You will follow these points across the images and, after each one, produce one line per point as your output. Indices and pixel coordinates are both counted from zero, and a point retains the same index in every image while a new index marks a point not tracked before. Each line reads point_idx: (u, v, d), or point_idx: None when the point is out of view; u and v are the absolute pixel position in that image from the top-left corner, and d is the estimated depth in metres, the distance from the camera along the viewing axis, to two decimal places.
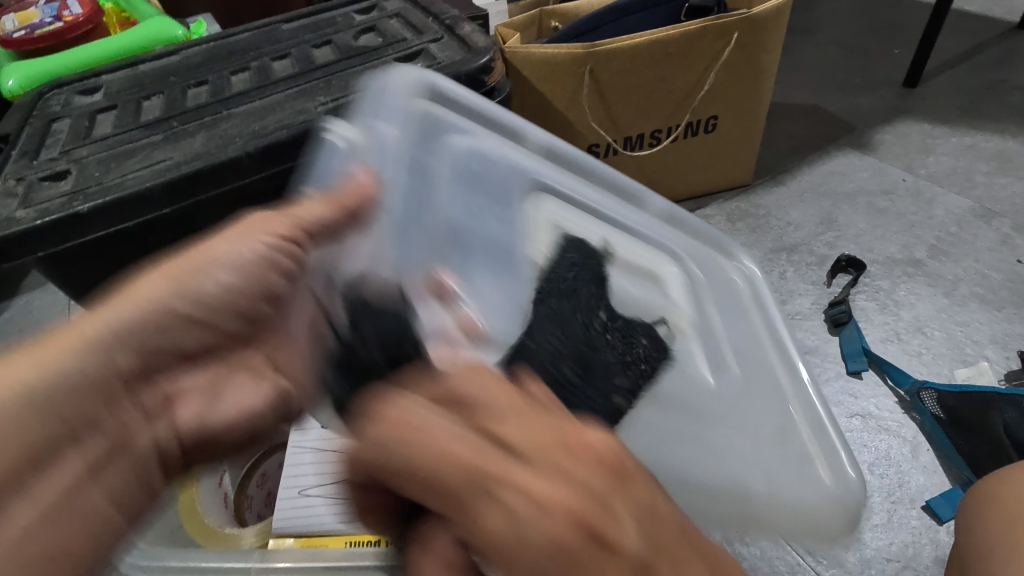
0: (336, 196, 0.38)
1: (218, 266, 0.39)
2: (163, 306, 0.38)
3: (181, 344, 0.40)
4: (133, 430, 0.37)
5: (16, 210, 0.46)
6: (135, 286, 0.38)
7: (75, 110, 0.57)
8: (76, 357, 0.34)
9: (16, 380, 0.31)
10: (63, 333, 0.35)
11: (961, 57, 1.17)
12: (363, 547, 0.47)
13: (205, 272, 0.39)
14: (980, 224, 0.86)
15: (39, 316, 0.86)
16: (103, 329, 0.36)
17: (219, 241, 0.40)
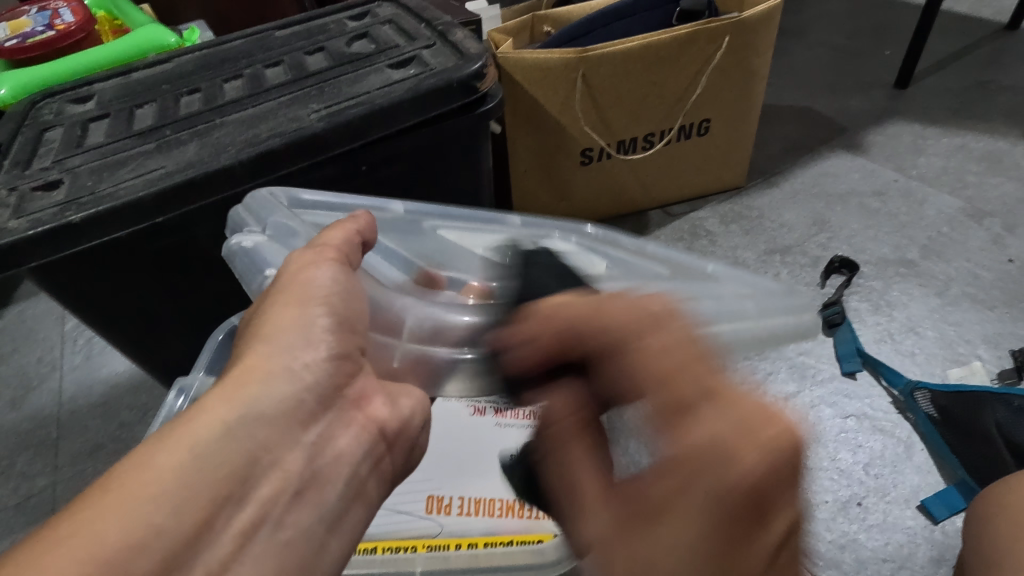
0: (346, 222, 0.37)
1: (322, 296, 0.32)
2: (307, 326, 0.31)
3: (329, 368, 0.31)
4: (327, 444, 0.30)
5: (8, 221, 0.46)
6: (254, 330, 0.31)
7: (67, 119, 0.57)
8: (244, 405, 0.28)
9: (195, 440, 0.26)
10: (232, 385, 0.28)
11: (951, 58, 1.17)
12: (358, 556, 0.47)
13: (310, 295, 0.32)
14: (971, 224, 0.87)
15: (33, 326, 0.85)
16: (260, 382, 0.28)
17: (303, 274, 0.33)
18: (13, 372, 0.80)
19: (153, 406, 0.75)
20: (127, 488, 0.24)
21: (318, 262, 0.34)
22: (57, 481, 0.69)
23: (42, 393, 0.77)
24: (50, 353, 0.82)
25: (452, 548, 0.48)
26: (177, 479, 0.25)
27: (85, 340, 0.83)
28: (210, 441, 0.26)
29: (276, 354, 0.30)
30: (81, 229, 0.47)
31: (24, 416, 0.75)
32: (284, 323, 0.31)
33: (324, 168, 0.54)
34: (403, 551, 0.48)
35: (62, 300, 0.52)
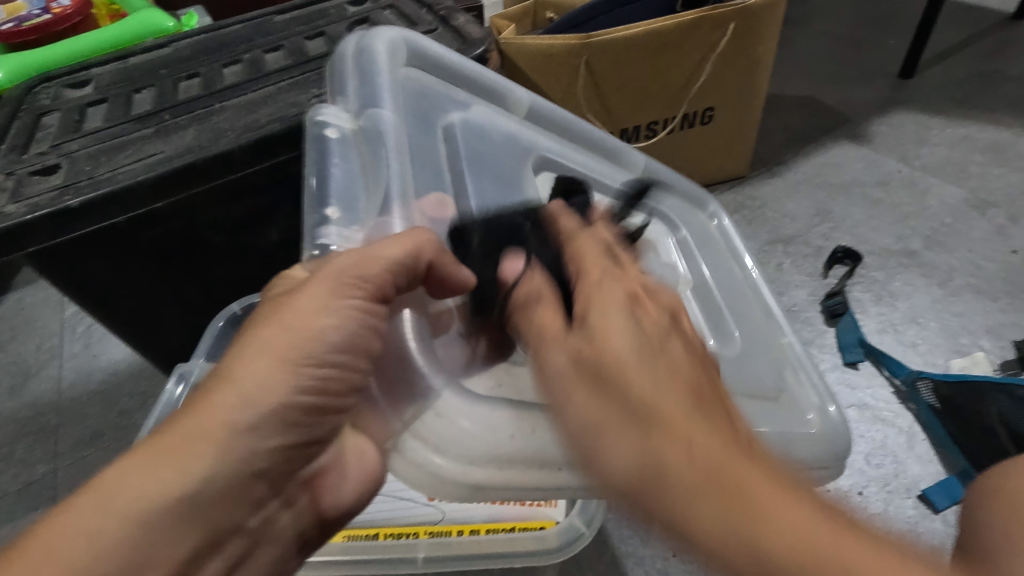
0: (406, 237, 0.35)
1: (315, 345, 0.33)
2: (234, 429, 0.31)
3: (261, 389, 0.32)
4: (268, 521, 0.35)
5: (6, 205, 0.49)
6: (209, 399, 0.32)
7: (64, 104, 0.62)
8: (208, 463, 0.31)
9: (148, 501, 0.29)
10: (180, 443, 0.31)
11: (957, 47, 1.17)
12: (361, 542, 0.50)
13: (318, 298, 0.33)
14: (975, 215, 0.88)
15: (32, 312, 0.88)
16: (191, 475, 0.30)
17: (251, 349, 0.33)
18: (11, 360, 0.83)
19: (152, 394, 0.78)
20: (110, 495, 0.29)
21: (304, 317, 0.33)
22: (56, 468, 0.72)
23: (41, 380, 0.81)
24: (49, 340, 0.85)
25: (454, 534, 0.50)
26: (157, 526, 0.29)
27: (83, 327, 0.86)
28: (225, 443, 0.31)
29: (188, 477, 0.30)
30: (78, 213, 0.50)
31: (23, 405, 0.78)
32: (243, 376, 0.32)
33: None
34: (405, 537, 0.50)
35: (58, 284, 0.55)
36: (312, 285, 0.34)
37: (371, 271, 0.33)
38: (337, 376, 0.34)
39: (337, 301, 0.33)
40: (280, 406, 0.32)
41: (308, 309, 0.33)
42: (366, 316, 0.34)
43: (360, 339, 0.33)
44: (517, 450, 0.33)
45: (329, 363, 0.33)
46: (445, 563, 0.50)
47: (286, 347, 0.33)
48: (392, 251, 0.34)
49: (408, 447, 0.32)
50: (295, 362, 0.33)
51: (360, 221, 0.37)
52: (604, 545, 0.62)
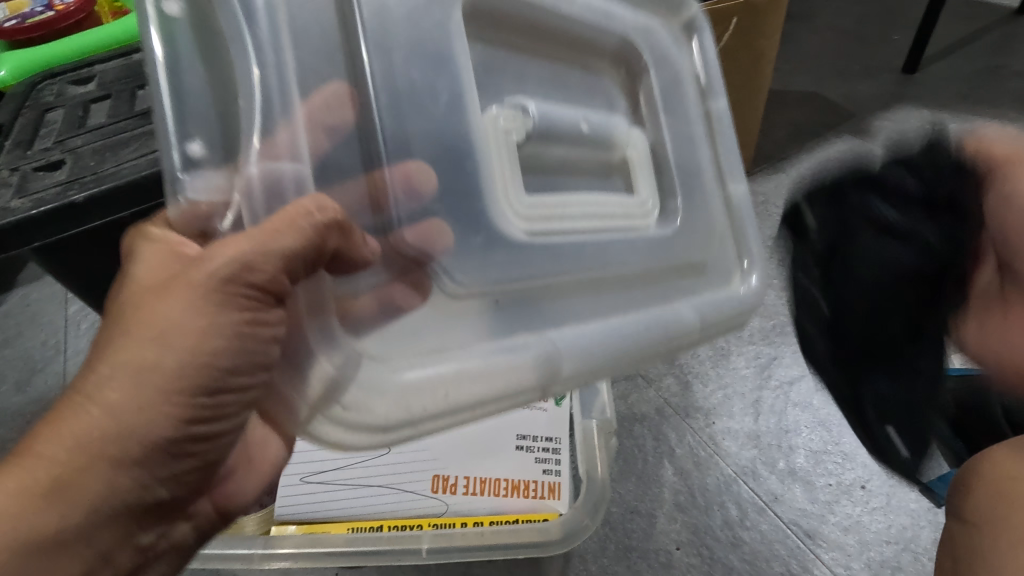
0: (291, 216, 0.31)
1: (175, 339, 0.33)
2: (122, 433, 0.33)
3: (140, 390, 0.33)
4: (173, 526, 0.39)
5: (11, 201, 0.49)
6: (84, 401, 0.33)
7: (68, 101, 0.62)
8: (88, 476, 0.33)
9: (56, 510, 0.33)
10: (54, 450, 0.33)
11: (961, 41, 1.17)
12: (365, 534, 0.51)
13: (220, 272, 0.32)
14: None
15: (37, 309, 0.89)
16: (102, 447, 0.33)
17: (134, 342, 0.33)
18: (17, 356, 0.83)
19: None
20: (9, 494, 0.32)
21: (189, 300, 0.33)
22: None
23: (47, 375, 0.81)
24: (54, 337, 0.85)
25: (458, 526, 0.51)
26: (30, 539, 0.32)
27: (88, 323, 0.86)
28: (96, 450, 0.33)
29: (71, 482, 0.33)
30: (83, 208, 0.50)
31: (29, 400, 0.79)
32: (119, 383, 0.33)
33: None
34: (408, 529, 0.51)
35: (64, 280, 0.55)
36: (196, 266, 0.33)
37: (269, 267, 0.31)
38: (231, 381, 0.34)
39: (223, 311, 0.33)
40: (160, 429, 0.34)
41: (177, 306, 0.33)
42: (254, 324, 0.33)
43: (253, 349, 0.33)
44: (449, 395, 0.36)
45: (222, 368, 0.34)
46: (450, 554, 0.50)
47: (149, 371, 0.33)
48: (262, 236, 0.31)
49: (324, 419, 0.33)
50: (175, 391, 0.33)
51: (228, 162, 0.32)
52: (607, 538, 0.62)
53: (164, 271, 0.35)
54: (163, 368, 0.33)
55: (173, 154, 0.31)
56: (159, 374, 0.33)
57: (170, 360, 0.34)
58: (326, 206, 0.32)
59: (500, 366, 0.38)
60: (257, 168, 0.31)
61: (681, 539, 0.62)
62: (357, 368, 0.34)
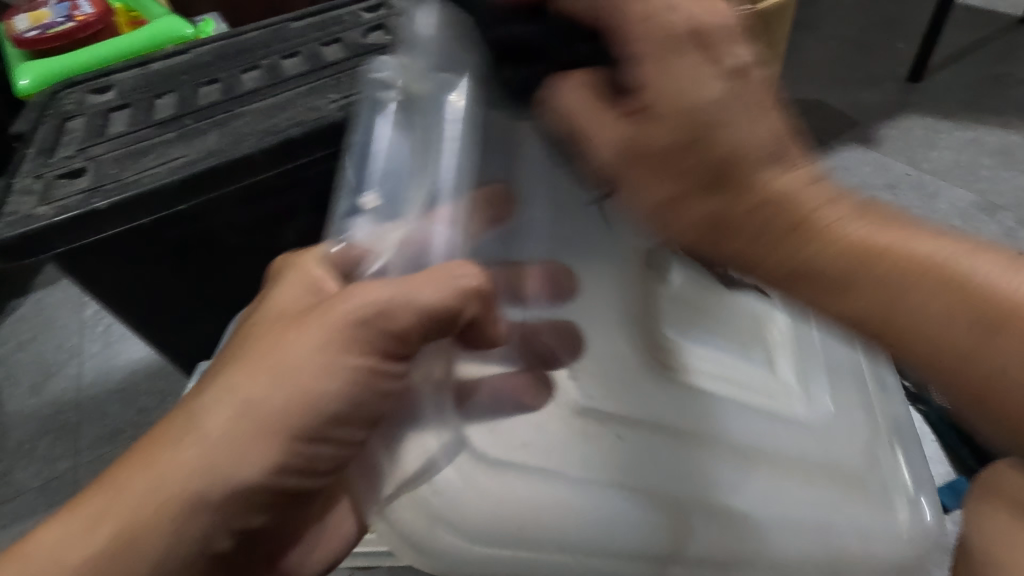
0: (442, 271, 0.35)
1: (291, 374, 0.34)
2: (233, 474, 0.34)
3: (266, 422, 0.34)
4: None
5: (36, 207, 0.51)
6: (192, 428, 0.34)
7: (88, 109, 0.64)
8: (170, 514, 0.34)
9: (136, 534, 0.33)
10: (158, 471, 0.34)
11: (965, 51, 1.18)
12: None
13: (354, 322, 0.34)
14: (984, 218, 0.88)
15: (52, 312, 0.90)
16: (197, 483, 0.34)
17: (247, 376, 0.35)
18: (33, 359, 0.85)
19: (170, 392, 0.79)
20: (110, 508, 0.34)
21: (309, 343, 0.34)
22: (78, 464, 0.74)
23: (62, 378, 0.82)
24: (69, 340, 0.87)
25: None
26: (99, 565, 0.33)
27: (102, 327, 0.88)
28: (187, 479, 0.34)
29: (148, 509, 0.33)
30: (104, 215, 0.51)
31: (44, 402, 0.80)
32: (227, 423, 0.34)
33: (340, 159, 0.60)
34: None
35: (83, 284, 0.56)
36: (329, 316, 0.34)
37: (404, 319, 0.34)
38: (334, 432, 0.36)
39: (347, 359, 0.34)
40: (264, 472, 0.34)
41: (299, 347, 0.34)
42: (371, 374, 0.35)
43: (367, 399, 0.35)
44: (543, 510, 0.36)
45: (341, 424, 0.35)
46: None
47: (258, 403, 0.34)
48: (409, 294, 0.33)
49: (412, 501, 0.34)
50: (281, 425, 0.34)
51: (391, 216, 0.37)
52: None
53: (301, 303, 0.38)
54: (276, 421, 0.34)
55: (350, 206, 0.38)
56: (275, 422, 0.34)
57: (289, 405, 0.34)
58: (467, 273, 0.35)
59: (575, 500, 0.37)
60: (409, 225, 0.37)
61: None
62: (458, 452, 0.35)
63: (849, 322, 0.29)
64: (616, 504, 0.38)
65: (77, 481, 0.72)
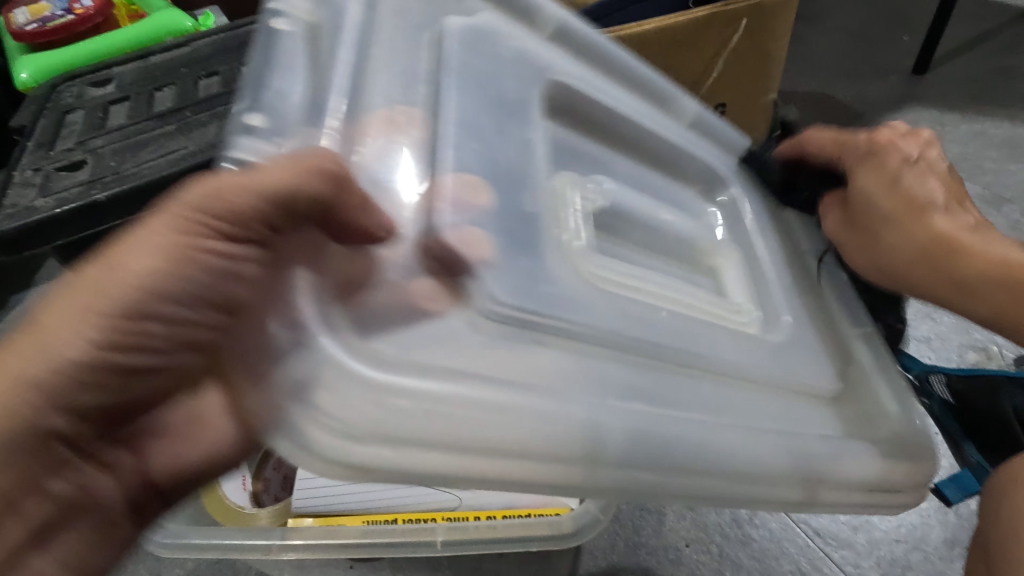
0: (303, 160, 0.32)
1: (133, 260, 0.31)
2: (69, 360, 0.31)
3: (109, 312, 0.31)
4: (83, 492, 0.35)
5: (35, 200, 0.50)
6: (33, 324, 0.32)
7: (87, 102, 0.64)
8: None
9: None
10: None
11: (971, 42, 1.17)
12: (379, 527, 0.51)
13: (211, 206, 0.31)
14: (990, 211, 0.87)
15: None
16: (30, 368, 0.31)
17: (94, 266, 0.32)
18: None
19: None
20: None
21: (153, 232, 0.32)
22: None
23: None
24: None
25: (472, 519, 0.51)
26: None
27: None
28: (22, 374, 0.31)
29: None
30: (104, 207, 0.51)
31: None
32: (66, 313, 0.32)
33: None
34: (422, 522, 0.51)
35: None
36: (180, 199, 0.32)
37: (244, 199, 0.30)
38: (172, 313, 0.32)
39: (181, 241, 0.31)
40: (84, 356, 0.31)
41: (143, 236, 0.32)
42: (221, 258, 0.32)
43: (213, 281, 0.31)
44: (473, 422, 0.30)
45: (180, 301, 0.32)
46: (463, 547, 0.51)
47: (94, 287, 0.31)
48: (263, 180, 0.30)
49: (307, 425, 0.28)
50: (118, 311, 0.31)
51: (284, 131, 0.34)
52: (616, 536, 0.63)
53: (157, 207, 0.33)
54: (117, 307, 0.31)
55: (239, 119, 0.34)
56: (116, 308, 0.31)
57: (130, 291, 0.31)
58: (319, 166, 0.32)
59: (516, 420, 0.31)
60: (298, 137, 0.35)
61: (691, 536, 0.62)
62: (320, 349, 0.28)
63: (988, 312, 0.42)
64: (526, 412, 0.31)
65: None
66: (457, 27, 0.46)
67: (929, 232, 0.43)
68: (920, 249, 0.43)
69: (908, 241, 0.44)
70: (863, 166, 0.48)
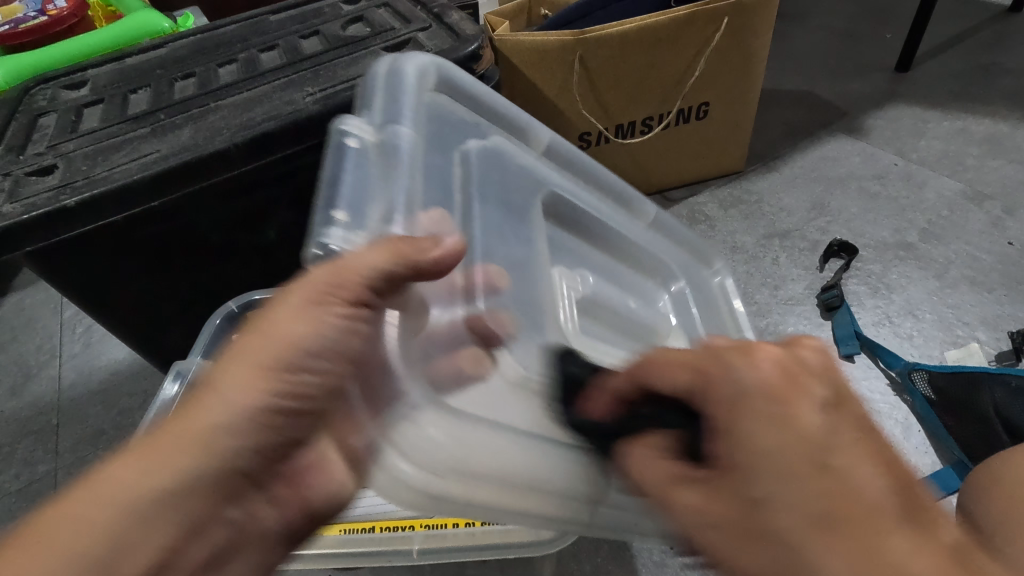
0: (337, 267, 0.31)
1: (292, 344, 0.32)
2: (212, 447, 0.32)
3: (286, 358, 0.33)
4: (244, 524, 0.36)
5: (3, 205, 0.49)
6: (196, 403, 0.33)
7: (60, 105, 0.62)
8: (131, 493, 0.30)
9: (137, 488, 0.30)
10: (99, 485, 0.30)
11: (954, 40, 1.17)
12: (357, 535, 0.51)
13: (280, 332, 0.32)
14: (972, 207, 0.88)
15: (32, 314, 0.89)
16: (166, 481, 0.31)
17: (235, 347, 0.33)
18: (12, 361, 0.83)
19: (152, 393, 0.78)
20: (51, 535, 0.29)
21: (303, 310, 0.32)
22: (57, 466, 0.72)
23: (42, 380, 0.81)
24: (50, 341, 0.85)
25: (450, 527, 0.51)
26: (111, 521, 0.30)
27: (83, 328, 0.86)
28: (125, 494, 0.30)
29: (139, 479, 0.31)
30: (75, 212, 0.50)
31: (24, 404, 0.79)
32: (212, 400, 0.32)
33: (318, 151, 0.58)
34: (400, 530, 0.51)
35: (55, 282, 0.55)
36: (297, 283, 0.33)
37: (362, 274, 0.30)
38: (311, 362, 0.33)
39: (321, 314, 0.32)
40: (259, 406, 0.33)
41: (288, 305, 0.33)
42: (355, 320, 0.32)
43: (283, 379, 0.33)
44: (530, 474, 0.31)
45: (314, 361, 0.33)
46: (442, 554, 0.50)
47: (251, 372, 0.32)
48: (368, 257, 0.30)
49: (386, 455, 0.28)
50: (276, 371, 0.33)
51: (363, 220, 0.31)
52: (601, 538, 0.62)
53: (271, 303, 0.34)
54: (273, 365, 0.33)
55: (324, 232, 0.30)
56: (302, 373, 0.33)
57: (287, 360, 0.33)
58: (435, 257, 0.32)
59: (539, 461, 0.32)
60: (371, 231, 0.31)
61: None
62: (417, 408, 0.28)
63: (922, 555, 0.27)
64: (539, 453, 0.32)
65: (57, 484, 0.71)
66: (474, 146, 0.43)
67: (757, 481, 0.26)
68: (731, 519, 0.27)
69: (706, 513, 0.28)
70: (725, 428, 0.27)
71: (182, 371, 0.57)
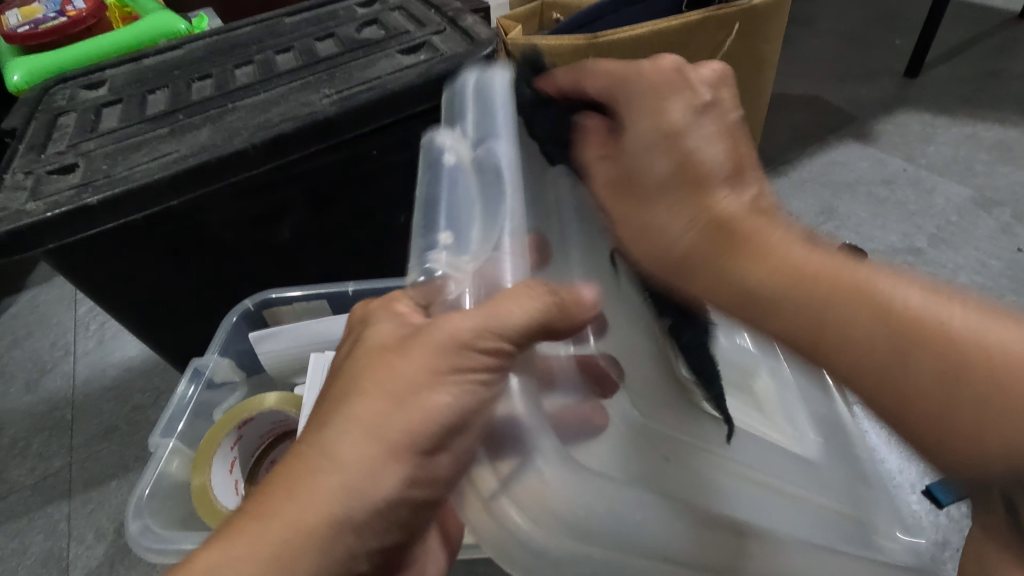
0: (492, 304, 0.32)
1: (423, 417, 0.31)
2: (344, 513, 0.31)
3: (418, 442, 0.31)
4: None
5: (26, 203, 0.50)
6: (315, 470, 0.31)
7: (79, 105, 0.63)
8: (297, 561, 0.30)
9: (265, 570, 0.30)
10: (298, 485, 0.31)
11: (963, 46, 1.18)
12: None
13: (419, 399, 0.31)
14: (981, 213, 0.88)
15: (46, 310, 0.90)
16: (332, 509, 0.31)
17: (366, 413, 0.31)
18: (27, 357, 0.84)
19: (165, 390, 0.79)
20: (225, 553, 0.30)
21: (437, 373, 0.31)
22: (72, 461, 0.73)
23: (56, 376, 0.82)
24: (63, 337, 0.86)
25: None
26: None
27: (96, 324, 0.87)
28: (272, 548, 0.30)
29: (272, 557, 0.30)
30: (96, 211, 0.51)
31: (38, 400, 0.80)
32: (340, 464, 0.31)
33: (335, 152, 0.59)
34: None
35: (74, 279, 0.56)
36: (426, 337, 0.31)
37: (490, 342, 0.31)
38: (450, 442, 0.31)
39: (450, 376, 0.31)
40: (386, 495, 0.31)
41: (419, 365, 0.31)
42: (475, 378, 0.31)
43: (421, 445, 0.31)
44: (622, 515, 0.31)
45: (448, 425, 0.31)
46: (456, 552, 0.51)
47: (366, 442, 0.31)
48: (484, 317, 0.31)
49: (521, 490, 0.30)
50: (404, 444, 0.31)
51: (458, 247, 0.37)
52: None
53: (397, 337, 0.33)
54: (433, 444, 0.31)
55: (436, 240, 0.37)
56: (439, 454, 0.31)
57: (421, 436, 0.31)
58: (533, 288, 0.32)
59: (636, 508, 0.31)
60: (482, 259, 0.37)
61: None
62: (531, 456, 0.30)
63: (784, 337, 0.29)
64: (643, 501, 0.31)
65: (72, 479, 0.72)
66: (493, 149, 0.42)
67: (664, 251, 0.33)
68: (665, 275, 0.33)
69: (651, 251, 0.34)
70: (625, 210, 0.36)
71: (199, 369, 0.58)
